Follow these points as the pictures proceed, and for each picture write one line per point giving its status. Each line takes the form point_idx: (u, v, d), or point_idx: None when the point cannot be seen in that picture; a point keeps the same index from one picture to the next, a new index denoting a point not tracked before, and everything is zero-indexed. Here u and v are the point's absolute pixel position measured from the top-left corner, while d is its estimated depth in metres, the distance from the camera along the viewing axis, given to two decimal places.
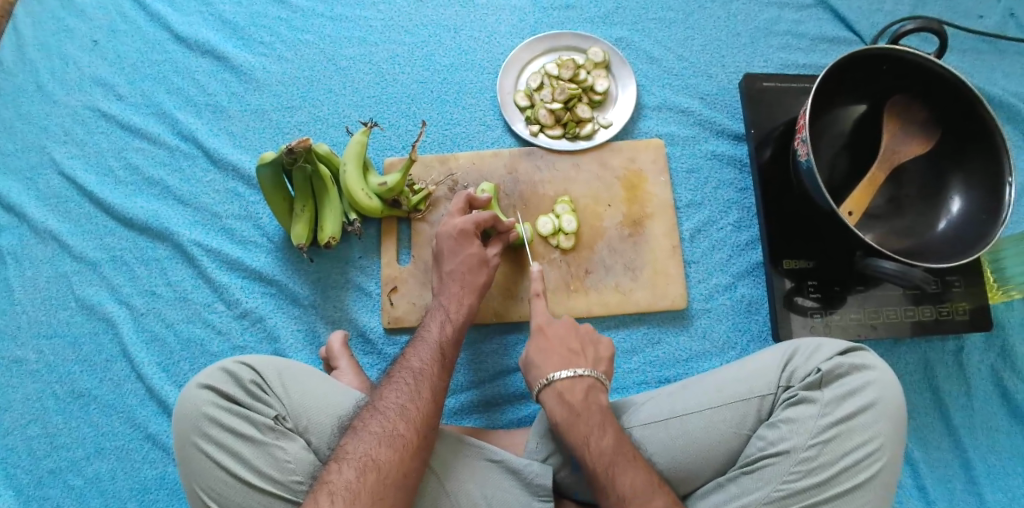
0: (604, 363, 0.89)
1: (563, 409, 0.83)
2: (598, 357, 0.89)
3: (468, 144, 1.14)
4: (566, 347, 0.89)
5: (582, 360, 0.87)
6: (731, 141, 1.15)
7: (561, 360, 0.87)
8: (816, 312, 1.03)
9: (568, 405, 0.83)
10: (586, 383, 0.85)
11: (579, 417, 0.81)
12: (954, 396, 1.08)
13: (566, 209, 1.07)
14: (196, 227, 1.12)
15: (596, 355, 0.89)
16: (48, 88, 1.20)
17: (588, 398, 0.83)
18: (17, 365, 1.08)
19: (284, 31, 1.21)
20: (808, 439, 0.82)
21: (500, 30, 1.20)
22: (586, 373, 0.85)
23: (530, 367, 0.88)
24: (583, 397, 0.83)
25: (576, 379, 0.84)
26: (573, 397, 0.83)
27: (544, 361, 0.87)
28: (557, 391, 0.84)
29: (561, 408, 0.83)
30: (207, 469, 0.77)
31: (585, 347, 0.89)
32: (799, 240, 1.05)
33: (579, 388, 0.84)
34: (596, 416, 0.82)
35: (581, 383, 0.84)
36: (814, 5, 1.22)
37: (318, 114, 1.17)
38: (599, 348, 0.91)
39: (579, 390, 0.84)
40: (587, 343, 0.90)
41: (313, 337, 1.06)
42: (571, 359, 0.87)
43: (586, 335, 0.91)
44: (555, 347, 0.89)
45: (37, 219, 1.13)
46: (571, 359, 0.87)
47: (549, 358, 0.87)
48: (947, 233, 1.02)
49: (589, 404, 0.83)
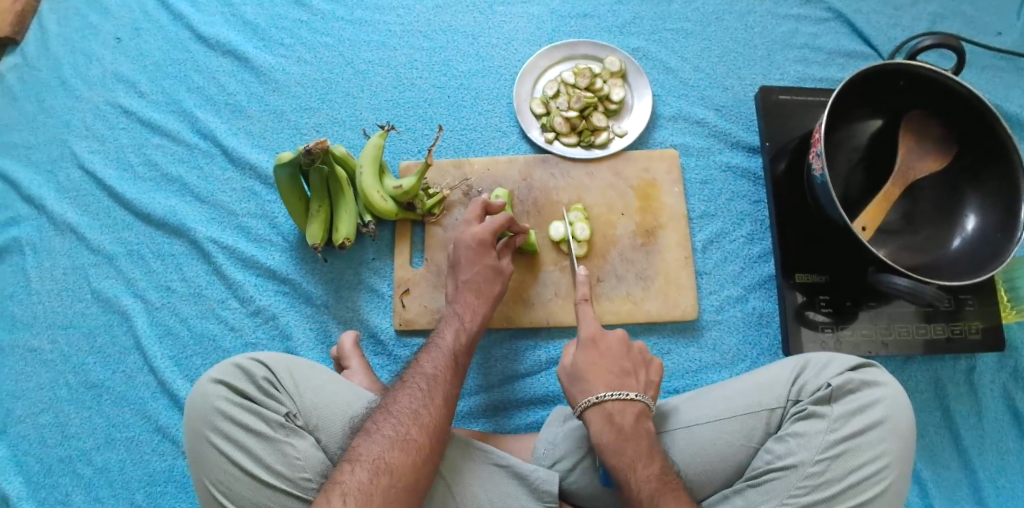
0: (652, 387, 0.89)
1: (612, 432, 0.82)
2: (648, 380, 0.89)
3: (483, 150, 1.15)
4: (617, 366, 0.88)
5: (633, 383, 0.87)
6: (745, 153, 1.15)
7: (612, 378, 0.86)
8: (827, 327, 1.03)
9: (617, 428, 0.82)
10: (637, 409, 0.84)
11: (627, 442, 0.81)
12: (964, 415, 1.07)
13: (579, 217, 1.07)
14: (212, 224, 1.13)
15: (645, 378, 0.89)
16: (71, 84, 1.22)
17: (637, 424, 0.83)
18: (33, 354, 1.10)
19: (305, 33, 1.22)
20: (816, 454, 0.82)
21: (518, 37, 1.21)
22: (638, 398, 0.84)
23: (577, 380, 0.87)
24: (633, 422, 0.83)
25: (626, 403, 0.84)
26: (622, 421, 0.83)
27: (594, 378, 0.86)
28: (607, 412, 0.83)
29: (609, 430, 0.82)
30: (218, 464, 0.78)
31: (637, 369, 0.89)
32: (812, 253, 1.05)
33: (630, 413, 0.83)
34: (644, 442, 0.81)
35: (632, 408, 0.84)
36: (832, 19, 1.23)
37: (336, 116, 1.18)
38: (649, 371, 0.90)
39: (630, 414, 0.83)
40: (639, 365, 0.89)
41: (325, 336, 1.07)
42: (622, 380, 0.86)
43: (638, 357, 0.90)
44: (608, 365, 0.87)
45: (56, 211, 1.15)
46: (623, 380, 0.86)
47: (598, 374, 0.87)
48: (961, 250, 1.01)
49: (639, 431, 0.82)
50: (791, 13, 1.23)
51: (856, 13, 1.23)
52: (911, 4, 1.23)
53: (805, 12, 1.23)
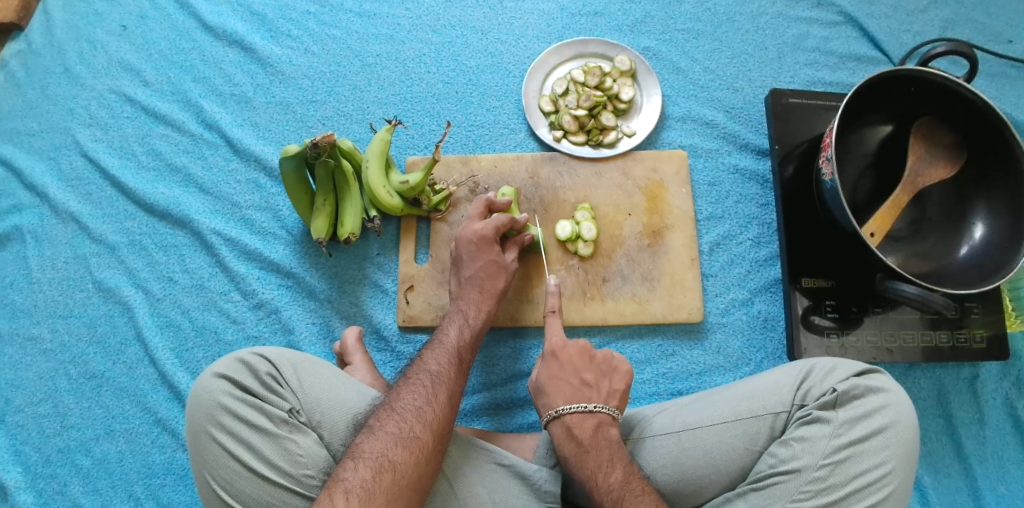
0: (618, 396, 0.88)
1: (571, 443, 0.83)
2: (612, 389, 0.88)
3: (491, 147, 1.14)
4: (577, 377, 0.88)
5: (594, 393, 0.87)
6: (754, 156, 1.15)
7: (572, 390, 0.87)
8: (832, 332, 1.03)
9: (576, 439, 0.83)
10: (597, 418, 0.85)
11: (586, 451, 0.82)
12: (967, 423, 1.07)
13: (586, 216, 1.06)
14: (216, 215, 1.12)
15: (609, 387, 0.88)
16: (75, 71, 1.21)
17: (597, 434, 0.83)
18: (32, 343, 1.09)
19: (312, 25, 1.21)
20: (820, 459, 0.82)
21: (528, 33, 1.20)
22: (596, 408, 0.85)
23: (540, 393, 0.89)
24: (591, 432, 0.83)
25: (586, 414, 0.84)
26: (581, 432, 0.83)
27: (554, 391, 0.87)
28: (566, 424, 0.84)
29: (569, 442, 0.83)
30: (219, 459, 0.77)
31: (599, 379, 0.89)
32: (820, 258, 1.05)
33: (589, 423, 0.84)
34: (605, 452, 0.82)
35: (590, 419, 0.84)
36: (844, 22, 1.22)
37: (343, 109, 1.17)
38: (614, 380, 0.90)
39: (589, 423, 0.84)
40: (601, 374, 0.89)
41: (327, 331, 1.06)
42: (581, 393, 0.87)
43: (600, 366, 0.90)
44: (567, 377, 0.88)
45: (58, 200, 1.14)
46: (582, 392, 0.87)
47: (558, 387, 0.88)
48: (968, 259, 1.01)
49: (597, 440, 0.83)
50: (802, 15, 1.22)
51: (867, 17, 1.22)
52: (923, 9, 1.23)
53: (816, 15, 1.22)
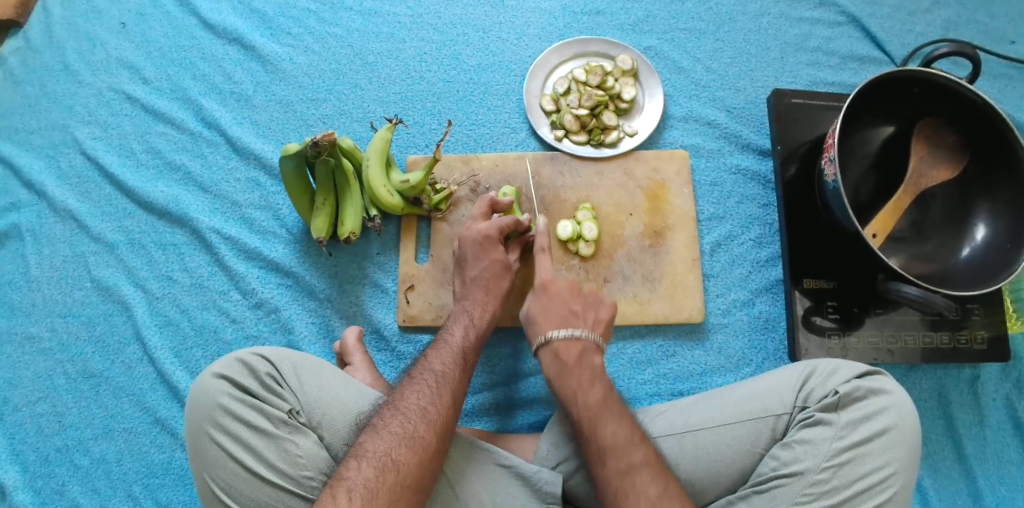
0: (604, 325, 0.91)
1: (558, 365, 0.86)
2: (597, 319, 0.91)
3: (492, 146, 1.13)
4: (566, 307, 0.91)
5: (580, 321, 0.90)
6: (756, 156, 1.14)
7: (560, 317, 0.90)
8: (834, 333, 1.02)
9: (562, 361, 0.86)
10: (583, 344, 0.87)
11: (570, 372, 0.84)
12: (968, 424, 1.07)
13: (587, 216, 1.06)
14: (215, 214, 1.12)
15: (595, 318, 0.91)
16: (73, 68, 1.21)
17: (583, 358, 0.86)
18: (31, 341, 1.08)
19: (312, 23, 1.21)
20: (823, 461, 0.81)
21: (529, 32, 1.20)
22: (583, 334, 0.88)
23: (530, 322, 0.92)
24: (576, 356, 0.86)
25: (573, 339, 0.87)
26: (567, 355, 0.86)
27: (544, 318, 0.90)
28: (554, 349, 0.87)
29: (555, 364, 0.86)
30: (219, 460, 0.77)
31: (586, 309, 0.92)
32: (823, 259, 1.04)
33: (575, 347, 0.86)
34: (588, 374, 0.84)
35: (577, 343, 0.87)
36: (846, 22, 1.21)
37: (343, 108, 1.16)
38: (600, 311, 0.93)
39: (575, 348, 0.86)
40: (588, 305, 0.92)
41: (327, 331, 1.06)
42: (569, 319, 0.90)
43: (588, 299, 0.93)
44: (556, 306, 0.91)
45: (57, 198, 1.13)
46: (569, 320, 0.90)
47: (547, 314, 0.91)
48: (971, 260, 1.01)
49: (582, 363, 0.85)
50: (804, 15, 1.22)
51: (869, 17, 1.22)
52: (925, 10, 1.22)
53: (819, 15, 1.22)
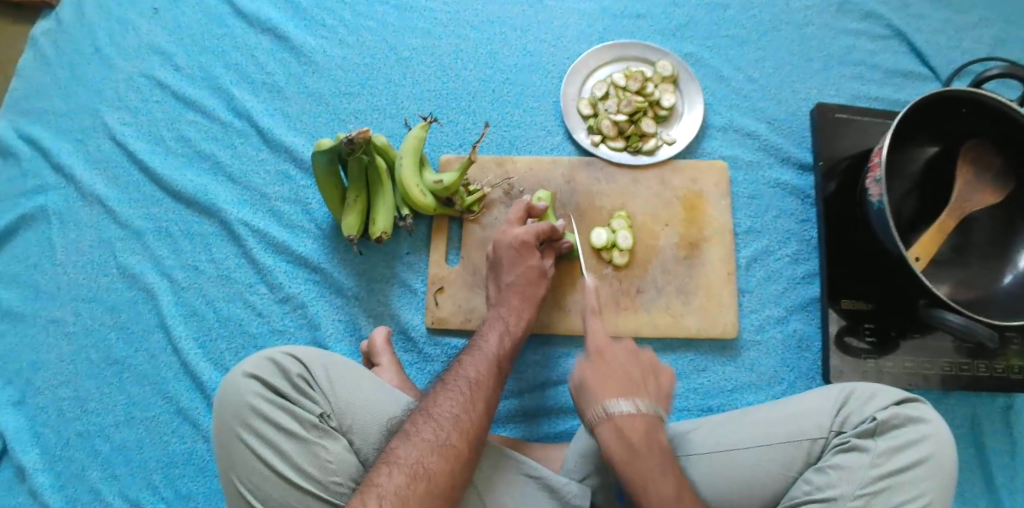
0: (666, 397, 0.82)
1: (621, 446, 0.75)
2: (660, 390, 0.82)
3: (527, 148, 1.12)
4: (625, 374, 0.81)
5: (642, 391, 0.80)
6: (796, 170, 1.12)
7: (621, 382, 0.80)
8: (869, 356, 1.00)
9: (626, 440, 0.76)
10: (648, 419, 0.78)
11: (638, 454, 0.74)
12: (1000, 452, 1.05)
13: (622, 224, 1.04)
14: (244, 206, 1.10)
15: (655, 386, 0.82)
16: (106, 52, 1.19)
17: (649, 436, 0.77)
18: (55, 325, 1.08)
19: (348, 15, 1.19)
20: (857, 488, 0.80)
21: (567, 34, 1.18)
22: (649, 409, 0.78)
23: (583, 390, 0.80)
24: (642, 434, 0.76)
25: (637, 415, 0.77)
26: (633, 434, 0.76)
27: (601, 389, 0.80)
28: (616, 425, 0.76)
29: (619, 445, 0.75)
30: (247, 461, 0.76)
31: (647, 377, 0.82)
32: (861, 280, 1.02)
33: (640, 426, 0.76)
34: (658, 458, 0.75)
35: (641, 421, 0.77)
36: (891, 36, 1.19)
37: (377, 103, 1.15)
38: (660, 377, 0.83)
39: (639, 425, 0.76)
40: (649, 372, 0.83)
41: (354, 329, 1.04)
42: (632, 389, 0.79)
43: (649, 362, 0.83)
44: (616, 373, 0.81)
45: (85, 182, 1.12)
46: (631, 387, 0.80)
47: (607, 384, 0.80)
48: (1013, 288, 0.98)
49: (650, 443, 0.76)
50: (850, 27, 1.19)
51: (916, 31, 1.19)
52: (974, 26, 1.19)
53: (864, 28, 1.19)
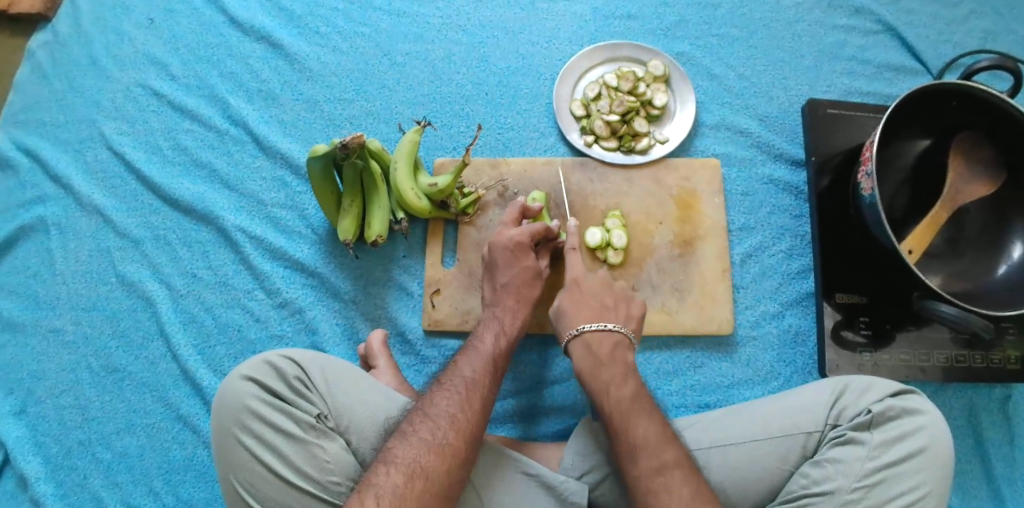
0: (635, 321, 0.91)
1: (590, 359, 0.85)
2: (630, 315, 0.91)
3: (521, 150, 1.12)
4: (599, 301, 0.91)
5: (614, 316, 0.90)
6: (789, 166, 1.12)
7: (593, 313, 0.90)
8: (864, 349, 1.01)
9: (594, 354, 0.85)
10: (615, 339, 0.87)
11: (602, 368, 0.84)
12: (998, 444, 1.05)
13: (616, 223, 1.05)
14: (241, 212, 1.11)
15: (627, 313, 0.91)
16: (102, 63, 1.20)
17: (615, 351, 0.86)
18: (55, 334, 1.08)
19: (341, 21, 1.20)
20: (854, 481, 0.80)
21: (559, 36, 1.18)
22: (616, 329, 0.87)
23: (559, 315, 0.91)
24: (609, 350, 0.86)
25: (605, 332, 0.87)
26: (599, 349, 0.86)
27: (575, 311, 0.90)
28: (586, 341, 0.87)
29: (587, 358, 0.86)
30: (246, 463, 0.76)
31: (618, 304, 0.92)
32: (856, 274, 1.02)
33: (608, 341, 0.86)
34: (621, 368, 0.84)
35: (610, 336, 0.87)
36: (881, 32, 1.19)
37: (371, 108, 1.15)
38: (631, 307, 0.93)
39: (607, 344, 0.86)
40: (620, 300, 0.92)
41: (351, 332, 1.05)
42: (602, 314, 0.90)
43: (620, 293, 0.93)
44: (588, 300, 0.91)
45: (83, 192, 1.13)
46: (602, 313, 0.90)
47: (580, 309, 0.90)
48: (1007, 279, 0.98)
49: (615, 357, 0.85)
50: (839, 23, 1.20)
51: (906, 26, 1.19)
52: (963, 20, 1.20)
53: (854, 24, 1.20)
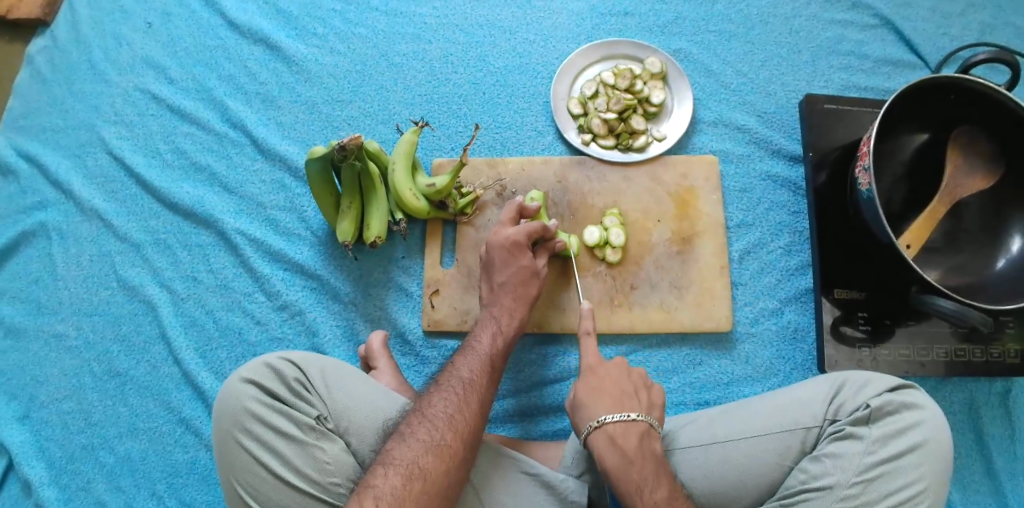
0: (656, 409, 0.84)
1: (617, 456, 0.77)
2: (651, 402, 0.84)
3: (518, 149, 1.12)
4: (619, 389, 0.83)
5: (635, 404, 0.82)
6: (787, 162, 1.12)
7: (613, 400, 0.82)
8: (864, 344, 1.01)
9: (621, 451, 0.77)
10: (639, 430, 0.79)
11: (632, 465, 0.76)
12: (998, 438, 1.05)
13: (614, 222, 1.05)
14: (240, 215, 1.12)
15: (648, 400, 0.84)
16: (100, 68, 1.21)
17: (642, 445, 0.78)
18: (57, 339, 1.09)
19: (338, 23, 1.20)
20: (852, 476, 0.80)
21: (556, 34, 1.18)
22: (641, 418, 0.80)
23: (577, 406, 0.83)
24: (636, 444, 0.78)
25: (629, 424, 0.79)
26: (626, 444, 0.78)
27: (594, 402, 0.82)
28: (609, 435, 0.79)
29: (612, 453, 0.78)
30: (247, 465, 0.77)
31: (639, 390, 0.84)
32: (853, 270, 1.02)
33: (633, 435, 0.78)
34: (650, 465, 0.77)
35: (635, 429, 0.79)
36: (879, 25, 1.19)
37: (368, 109, 1.16)
38: (651, 393, 0.85)
39: (632, 436, 0.79)
40: (641, 386, 0.85)
41: (352, 334, 1.05)
42: (624, 401, 0.82)
43: (639, 378, 0.85)
44: (608, 388, 0.83)
45: (83, 197, 1.14)
46: (624, 401, 0.82)
47: (600, 398, 0.82)
48: (1005, 272, 0.98)
49: (643, 453, 0.78)
50: (837, 18, 1.19)
51: (904, 19, 1.19)
52: (961, 12, 1.19)
53: (852, 18, 1.19)
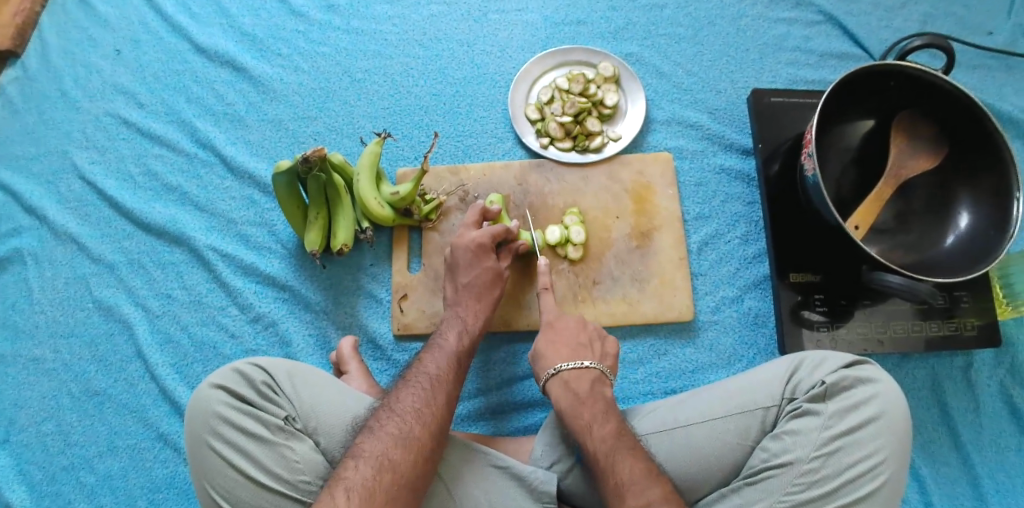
0: (610, 358, 0.93)
1: (569, 397, 0.85)
2: (604, 352, 0.92)
3: (479, 156, 1.16)
4: (574, 340, 0.92)
5: (589, 353, 0.91)
6: (739, 155, 1.16)
7: (569, 350, 0.91)
8: (823, 326, 1.03)
9: (574, 392, 0.85)
10: (591, 376, 0.88)
11: (582, 404, 0.84)
12: (963, 411, 1.07)
13: (574, 220, 1.08)
14: (212, 232, 1.14)
15: (602, 350, 0.93)
16: (72, 96, 1.24)
17: (593, 389, 0.86)
18: (35, 363, 1.11)
19: (302, 43, 1.24)
20: (812, 451, 0.83)
21: (512, 44, 1.23)
22: (592, 366, 0.88)
23: (538, 357, 0.92)
24: (588, 387, 0.86)
25: (581, 370, 0.88)
26: (577, 387, 0.86)
27: (552, 353, 0.91)
28: (564, 380, 0.87)
29: (566, 396, 0.86)
30: (218, 468, 0.79)
31: (593, 342, 0.93)
32: (808, 255, 1.06)
33: (584, 379, 0.87)
34: (599, 406, 0.84)
35: (587, 374, 0.87)
36: (824, 21, 1.24)
37: (334, 125, 1.19)
38: (606, 345, 0.94)
39: (585, 381, 0.87)
40: (595, 339, 0.93)
41: (324, 342, 1.08)
42: (578, 352, 0.91)
43: (594, 332, 0.94)
44: (564, 340, 0.92)
45: (57, 221, 1.17)
46: (579, 351, 0.91)
47: (557, 348, 0.91)
48: (954, 248, 1.02)
49: (594, 395, 0.85)
50: (782, 16, 1.24)
51: (846, 15, 1.24)
52: (902, 6, 1.25)
53: (796, 16, 1.24)
